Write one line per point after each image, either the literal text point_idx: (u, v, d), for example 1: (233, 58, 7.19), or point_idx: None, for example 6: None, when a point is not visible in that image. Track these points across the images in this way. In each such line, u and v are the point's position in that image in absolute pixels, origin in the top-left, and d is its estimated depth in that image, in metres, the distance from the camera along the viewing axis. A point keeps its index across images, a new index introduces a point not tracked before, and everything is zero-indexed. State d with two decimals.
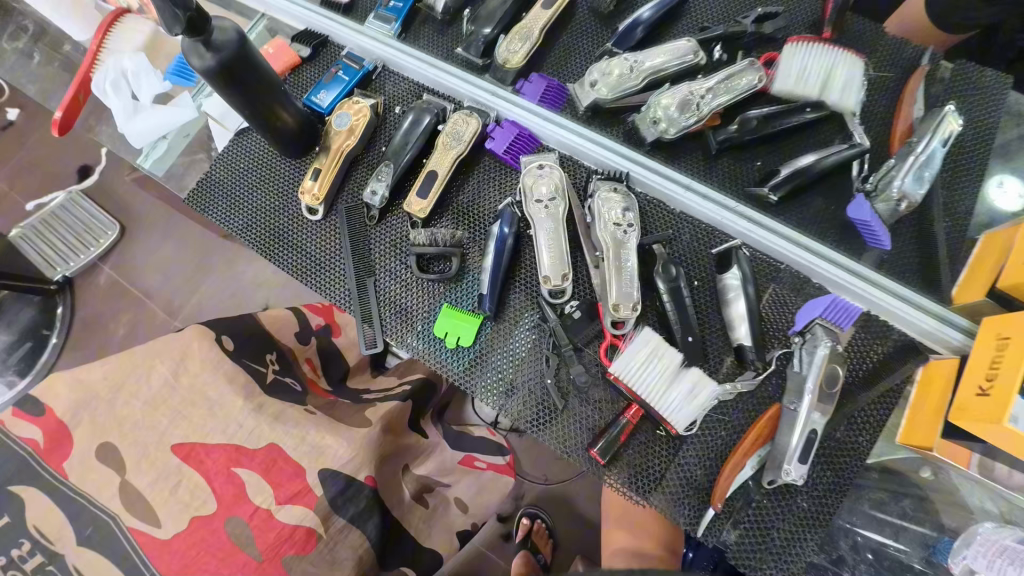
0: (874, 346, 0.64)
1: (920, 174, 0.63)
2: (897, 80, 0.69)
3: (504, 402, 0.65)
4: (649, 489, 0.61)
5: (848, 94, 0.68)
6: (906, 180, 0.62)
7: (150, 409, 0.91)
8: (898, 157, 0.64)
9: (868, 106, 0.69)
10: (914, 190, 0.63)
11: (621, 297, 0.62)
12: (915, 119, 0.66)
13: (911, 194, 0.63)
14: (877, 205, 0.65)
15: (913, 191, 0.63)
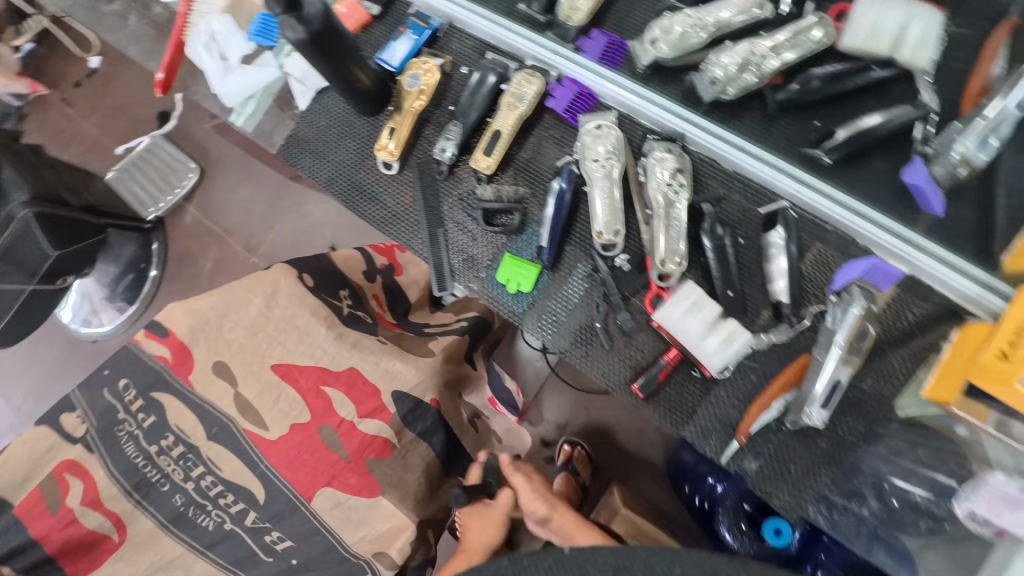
0: (912, 307, 0.68)
1: (986, 138, 0.63)
2: (975, 38, 0.69)
3: (557, 342, 0.74)
4: (682, 422, 0.69)
5: (923, 50, 0.68)
6: (968, 145, 0.63)
7: (252, 335, 1.06)
8: (965, 122, 0.64)
9: (942, 64, 0.69)
10: (977, 155, 0.63)
11: (667, 253, 0.68)
12: (993, 77, 0.65)
13: (973, 159, 0.64)
14: (935, 169, 0.67)
15: (975, 156, 0.63)
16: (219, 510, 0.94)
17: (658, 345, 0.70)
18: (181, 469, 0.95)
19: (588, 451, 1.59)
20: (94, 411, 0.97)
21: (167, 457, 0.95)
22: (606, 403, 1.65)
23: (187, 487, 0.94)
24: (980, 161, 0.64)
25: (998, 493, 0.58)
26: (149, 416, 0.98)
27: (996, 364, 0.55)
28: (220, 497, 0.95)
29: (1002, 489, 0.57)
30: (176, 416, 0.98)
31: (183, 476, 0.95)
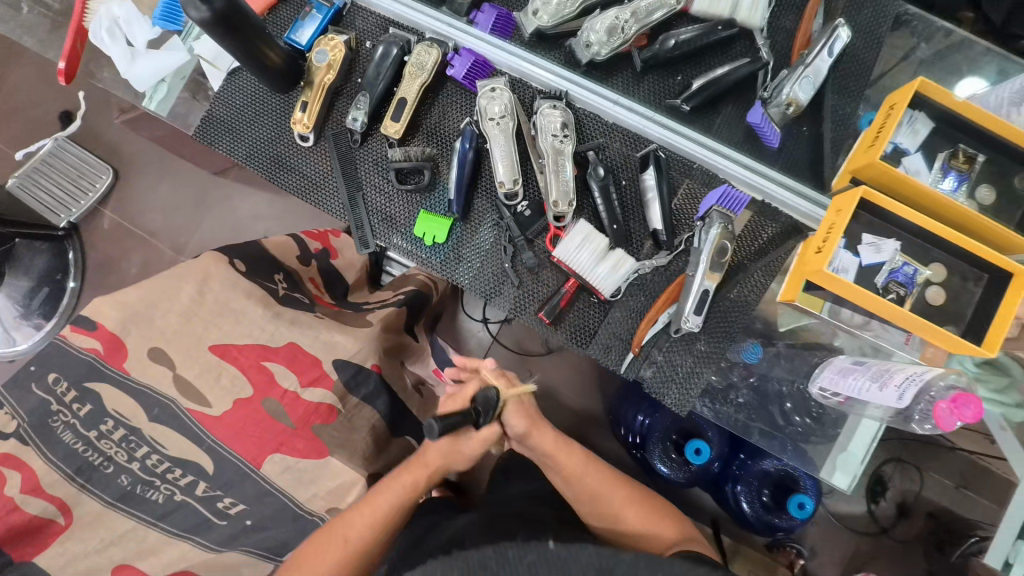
0: (766, 227, 0.81)
1: (808, 81, 0.78)
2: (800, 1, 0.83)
3: (474, 283, 0.83)
4: (585, 342, 0.81)
5: (755, 11, 0.79)
6: (793, 86, 0.77)
7: (185, 321, 1.06)
8: (793, 68, 0.79)
9: (775, 24, 0.82)
10: (801, 94, 0.78)
11: (559, 195, 0.78)
12: (813, 32, 0.80)
13: (798, 98, 0.78)
14: (770, 110, 0.80)
15: (800, 95, 0.78)
16: (168, 485, 0.97)
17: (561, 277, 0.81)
18: (124, 451, 0.97)
19: None
20: (24, 407, 0.96)
21: (109, 441, 0.97)
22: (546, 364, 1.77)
23: (133, 467, 0.96)
24: (803, 100, 0.78)
25: (838, 366, 0.74)
26: (84, 404, 0.98)
27: (813, 257, 0.69)
28: (168, 472, 0.98)
29: (841, 364, 0.74)
30: (114, 402, 0.99)
31: (127, 458, 0.96)
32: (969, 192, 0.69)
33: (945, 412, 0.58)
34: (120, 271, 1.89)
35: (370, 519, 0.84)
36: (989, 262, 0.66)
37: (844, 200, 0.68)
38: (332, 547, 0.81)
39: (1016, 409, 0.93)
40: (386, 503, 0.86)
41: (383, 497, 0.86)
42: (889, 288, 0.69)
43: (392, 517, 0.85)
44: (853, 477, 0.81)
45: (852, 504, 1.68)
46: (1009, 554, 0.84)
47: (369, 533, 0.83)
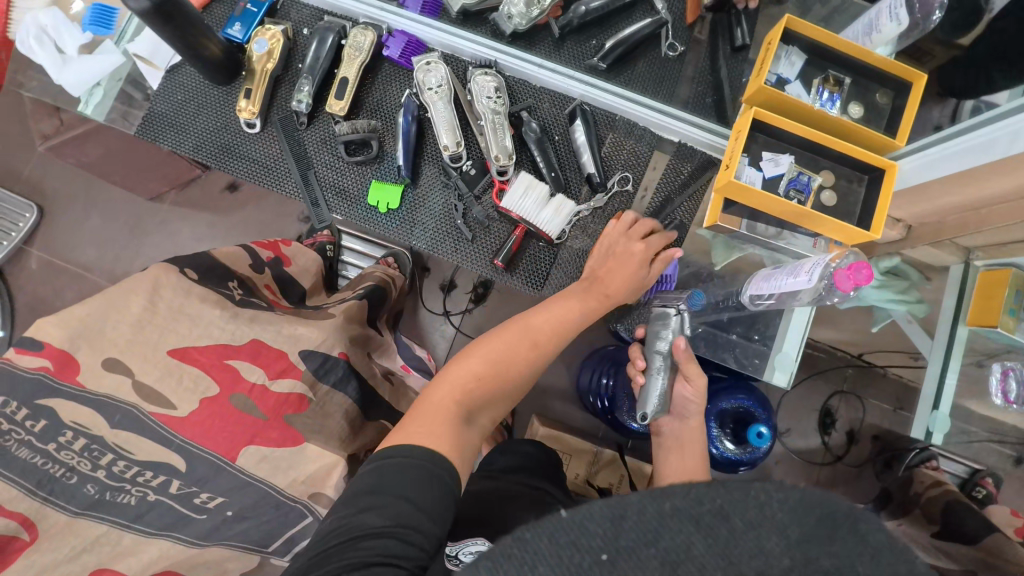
0: (683, 165, 0.92)
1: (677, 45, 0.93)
2: None
3: (431, 242, 0.89)
4: (540, 283, 0.89)
5: None
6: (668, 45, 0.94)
7: (140, 327, 1.03)
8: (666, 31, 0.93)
9: None
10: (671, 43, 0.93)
11: (500, 150, 0.86)
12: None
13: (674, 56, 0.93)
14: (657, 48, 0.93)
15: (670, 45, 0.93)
16: (140, 487, 0.95)
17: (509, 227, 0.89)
18: (87, 460, 0.94)
19: None
20: None
21: (69, 451, 0.93)
22: None
23: (98, 476, 0.93)
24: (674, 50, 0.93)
25: (759, 276, 0.87)
26: (37, 420, 0.94)
27: (723, 174, 0.80)
28: (138, 476, 0.95)
29: (761, 272, 0.87)
30: (71, 415, 0.95)
31: (91, 467, 0.93)
32: (843, 108, 0.82)
33: (843, 278, 0.69)
34: (56, 308, 1.80)
35: (512, 346, 0.77)
36: (867, 162, 0.78)
37: (742, 122, 0.80)
38: (485, 359, 0.75)
39: (918, 305, 1.04)
40: (572, 307, 0.82)
41: (535, 338, 0.79)
42: (790, 195, 0.81)
43: (570, 327, 0.81)
44: (791, 374, 0.93)
45: (806, 439, 1.83)
46: (928, 425, 1.03)
47: (523, 373, 0.77)
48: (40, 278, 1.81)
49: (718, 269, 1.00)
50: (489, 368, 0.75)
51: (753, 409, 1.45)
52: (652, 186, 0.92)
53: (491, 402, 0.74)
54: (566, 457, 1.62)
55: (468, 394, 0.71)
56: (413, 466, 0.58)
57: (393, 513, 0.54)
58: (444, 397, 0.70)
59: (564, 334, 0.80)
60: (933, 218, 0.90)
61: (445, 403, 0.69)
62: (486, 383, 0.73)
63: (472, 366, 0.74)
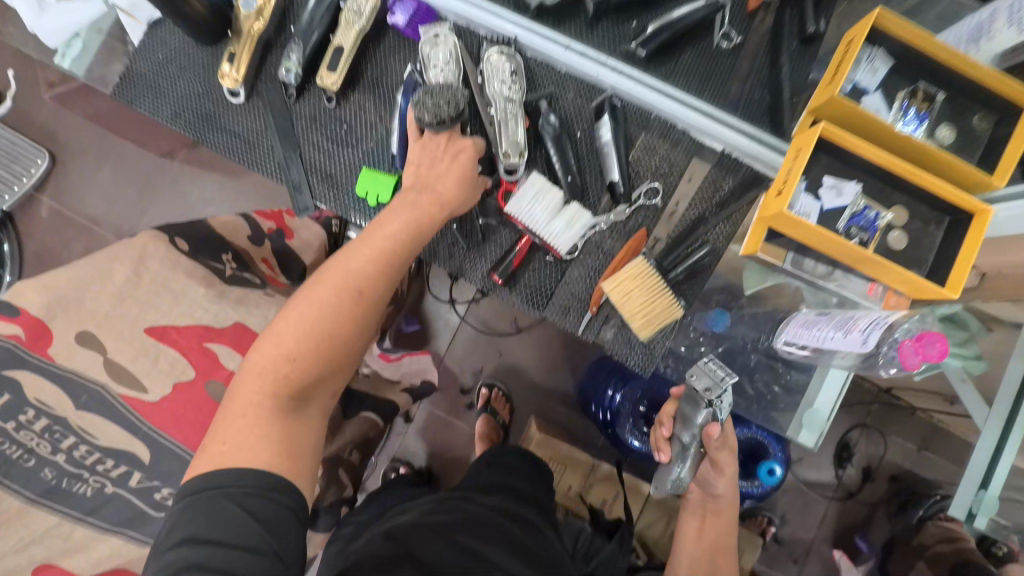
0: (724, 178, 0.79)
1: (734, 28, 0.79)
2: None
3: (425, 244, 0.79)
4: (543, 302, 0.78)
5: None
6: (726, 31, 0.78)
7: (119, 302, 0.97)
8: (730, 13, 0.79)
9: None
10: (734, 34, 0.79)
11: (511, 145, 0.73)
12: None
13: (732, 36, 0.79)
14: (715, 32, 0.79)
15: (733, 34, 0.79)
16: (99, 476, 0.91)
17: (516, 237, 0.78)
18: (48, 443, 0.89)
19: (504, 391, 1.73)
20: None
21: (29, 432, 0.89)
22: (520, 345, 1.77)
23: (57, 460, 0.89)
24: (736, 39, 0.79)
25: (801, 319, 0.75)
26: (0, 395, 0.88)
27: (774, 201, 0.68)
28: (99, 464, 0.91)
29: (804, 316, 0.75)
30: (38, 391, 0.90)
31: (51, 450, 0.89)
32: (930, 131, 0.68)
33: (909, 350, 0.59)
34: (63, 260, 1.77)
35: (320, 307, 0.65)
36: (954, 203, 0.65)
37: (803, 140, 0.67)
38: (300, 328, 0.64)
39: (974, 361, 0.92)
40: (388, 230, 0.70)
41: (366, 282, 0.68)
42: (851, 233, 0.69)
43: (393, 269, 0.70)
44: (820, 434, 0.83)
45: (819, 471, 1.71)
46: (972, 506, 0.81)
47: (350, 333, 0.67)
48: (49, 228, 1.78)
49: (748, 295, 0.85)
50: (315, 348, 0.64)
51: (767, 442, 1.35)
52: (684, 200, 0.79)
53: (331, 377, 0.67)
54: (561, 468, 1.53)
55: (286, 381, 0.63)
56: (250, 501, 0.58)
57: (215, 561, 0.55)
58: (258, 395, 0.62)
59: (385, 289, 0.69)
60: (1011, 268, 0.76)
61: (262, 407, 0.62)
62: (305, 360, 0.64)
63: (283, 348, 0.64)
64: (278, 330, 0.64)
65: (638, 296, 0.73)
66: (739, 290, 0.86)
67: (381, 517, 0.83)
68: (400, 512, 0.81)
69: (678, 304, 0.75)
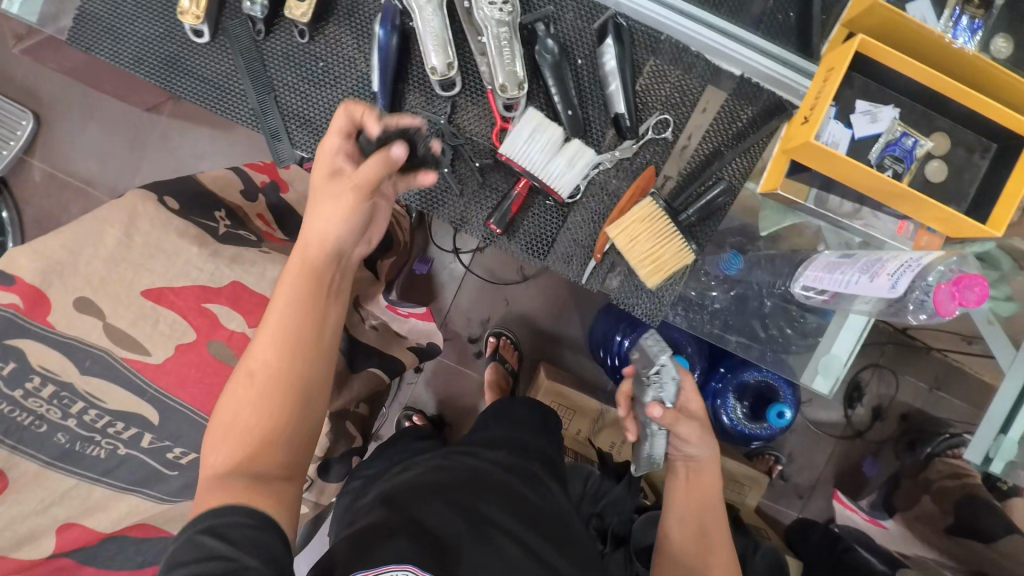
0: (743, 108, 0.72)
1: None
2: None
3: (414, 194, 0.73)
4: (544, 251, 0.73)
5: None
6: None
7: (112, 266, 0.94)
8: None
9: None
10: None
11: (507, 77, 0.66)
12: None
13: None
14: None
15: None
16: (110, 439, 0.92)
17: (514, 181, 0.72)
18: (57, 409, 0.90)
19: (512, 339, 1.72)
20: None
21: (37, 399, 0.89)
22: (527, 294, 1.74)
23: (69, 425, 0.91)
24: None
25: (824, 263, 0.70)
26: (6, 363, 0.88)
27: (801, 130, 0.62)
28: (109, 427, 0.92)
29: (827, 259, 0.70)
30: (42, 359, 0.90)
31: (61, 415, 0.90)
32: (984, 43, 0.60)
33: (946, 297, 0.55)
34: (63, 223, 1.74)
35: (240, 391, 0.63)
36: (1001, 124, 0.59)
37: (836, 58, 0.60)
38: (223, 422, 0.62)
39: (1004, 302, 0.87)
40: (285, 282, 0.65)
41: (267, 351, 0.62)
42: (884, 164, 0.64)
43: (294, 328, 0.63)
44: (835, 382, 0.79)
45: (827, 410, 1.73)
46: (988, 450, 0.80)
47: (285, 389, 0.62)
48: (44, 191, 1.74)
49: (764, 236, 0.80)
50: (233, 435, 0.61)
51: (778, 385, 1.37)
52: (697, 134, 0.72)
53: (264, 457, 0.61)
54: (569, 414, 1.55)
55: (228, 468, 0.60)
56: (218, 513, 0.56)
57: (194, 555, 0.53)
58: (209, 482, 0.60)
59: (292, 347, 0.63)
60: None
61: (213, 486, 0.59)
62: (236, 446, 0.61)
63: (212, 453, 0.61)
64: (213, 434, 0.63)
65: (645, 242, 0.68)
66: (754, 232, 0.80)
67: (386, 474, 0.87)
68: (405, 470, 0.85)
69: (690, 248, 0.70)
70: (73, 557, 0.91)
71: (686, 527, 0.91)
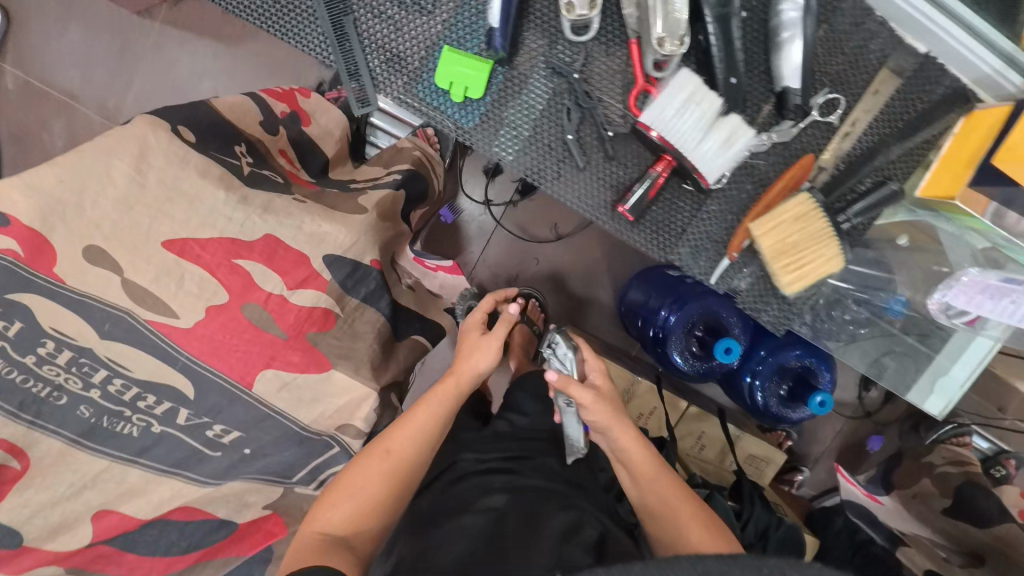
0: (920, 97, 0.77)
1: None
2: None
3: (523, 151, 0.72)
4: (675, 237, 0.73)
5: None
6: None
7: (127, 209, 0.80)
8: None
9: None
10: None
11: (666, 34, 0.63)
12: None
13: None
14: None
15: None
16: (142, 415, 0.84)
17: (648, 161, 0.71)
18: (77, 378, 0.80)
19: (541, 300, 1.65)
20: None
21: (53, 366, 0.79)
22: (554, 254, 1.68)
23: (93, 396, 0.81)
24: None
25: (980, 285, 0.72)
26: (11, 323, 0.76)
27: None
28: (139, 400, 0.83)
29: (987, 281, 0.72)
30: (53, 320, 0.78)
31: (83, 385, 0.81)
32: None
33: None
34: (41, 144, 1.51)
35: (366, 464, 0.76)
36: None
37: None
38: (349, 483, 0.75)
39: None
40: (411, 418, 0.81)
41: (418, 445, 0.78)
42: None
43: (430, 434, 0.81)
44: None
45: (843, 390, 1.75)
46: None
47: (404, 458, 0.77)
48: (17, 106, 1.50)
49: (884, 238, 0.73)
50: (351, 500, 0.73)
51: (819, 371, 1.38)
52: (860, 123, 0.78)
53: (367, 525, 0.73)
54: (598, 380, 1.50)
55: (337, 525, 0.71)
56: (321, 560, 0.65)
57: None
58: (312, 535, 0.70)
59: (423, 447, 0.79)
60: None
61: (314, 539, 0.69)
62: (350, 504, 0.73)
63: (331, 513, 0.72)
64: (337, 484, 0.75)
65: (795, 235, 0.64)
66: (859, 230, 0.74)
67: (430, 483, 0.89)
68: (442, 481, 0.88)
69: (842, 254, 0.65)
70: (113, 545, 0.87)
71: (669, 489, 0.79)
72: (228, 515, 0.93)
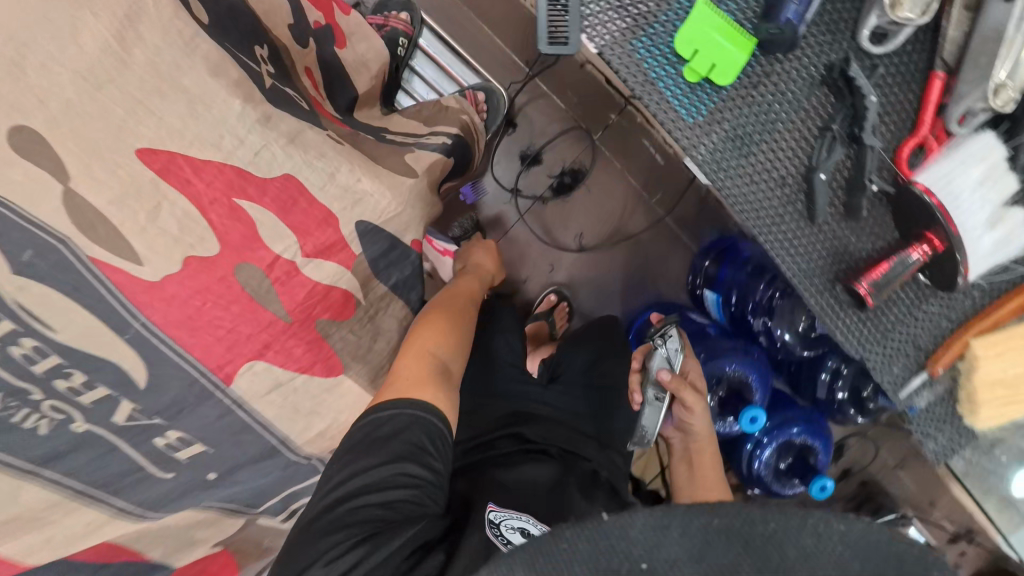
0: None
1: None
2: None
3: (746, 170, 0.64)
4: (889, 335, 0.67)
5: None
6: None
7: (105, 91, 0.63)
8: None
9: None
10: None
11: (1007, 90, 0.56)
12: None
13: None
14: None
15: None
16: (56, 401, 0.66)
17: (880, 241, 0.65)
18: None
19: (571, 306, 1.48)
20: None
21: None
22: (573, 264, 1.53)
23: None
24: None
25: None
26: None
27: None
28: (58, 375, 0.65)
29: None
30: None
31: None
32: None
33: None
34: None
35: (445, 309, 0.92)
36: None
37: None
38: (431, 330, 0.85)
39: None
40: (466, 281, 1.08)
41: (468, 305, 0.97)
42: None
43: (476, 298, 1.04)
44: None
45: None
46: None
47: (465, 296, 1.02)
48: None
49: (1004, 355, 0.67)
50: (445, 334, 0.84)
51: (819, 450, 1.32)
52: None
53: (447, 373, 0.80)
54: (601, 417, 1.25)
55: (433, 352, 0.81)
56: (412, 428, 0.70)
57: (401, 440, 0.70)
58: (406, 366, 0.78)
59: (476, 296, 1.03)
60: None
61: (412, 368, 0.77)
62: (442, 333, 0.84)
63: (433, 341, 0.83)
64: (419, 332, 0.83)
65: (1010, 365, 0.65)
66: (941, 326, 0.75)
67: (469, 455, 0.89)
68: (490, 447, 0.89)
69: None
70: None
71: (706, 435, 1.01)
72: (165, 556, 0.80)
